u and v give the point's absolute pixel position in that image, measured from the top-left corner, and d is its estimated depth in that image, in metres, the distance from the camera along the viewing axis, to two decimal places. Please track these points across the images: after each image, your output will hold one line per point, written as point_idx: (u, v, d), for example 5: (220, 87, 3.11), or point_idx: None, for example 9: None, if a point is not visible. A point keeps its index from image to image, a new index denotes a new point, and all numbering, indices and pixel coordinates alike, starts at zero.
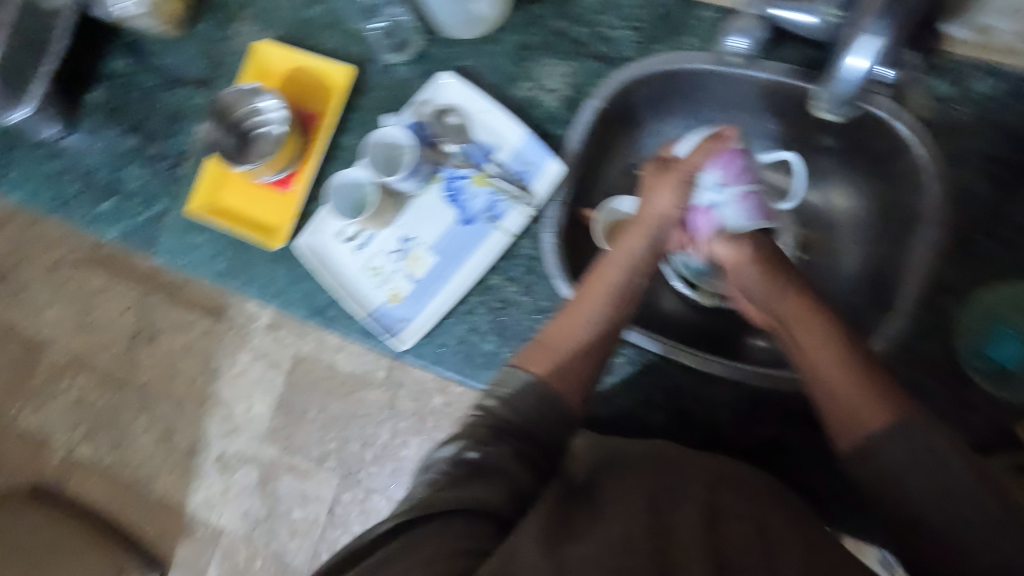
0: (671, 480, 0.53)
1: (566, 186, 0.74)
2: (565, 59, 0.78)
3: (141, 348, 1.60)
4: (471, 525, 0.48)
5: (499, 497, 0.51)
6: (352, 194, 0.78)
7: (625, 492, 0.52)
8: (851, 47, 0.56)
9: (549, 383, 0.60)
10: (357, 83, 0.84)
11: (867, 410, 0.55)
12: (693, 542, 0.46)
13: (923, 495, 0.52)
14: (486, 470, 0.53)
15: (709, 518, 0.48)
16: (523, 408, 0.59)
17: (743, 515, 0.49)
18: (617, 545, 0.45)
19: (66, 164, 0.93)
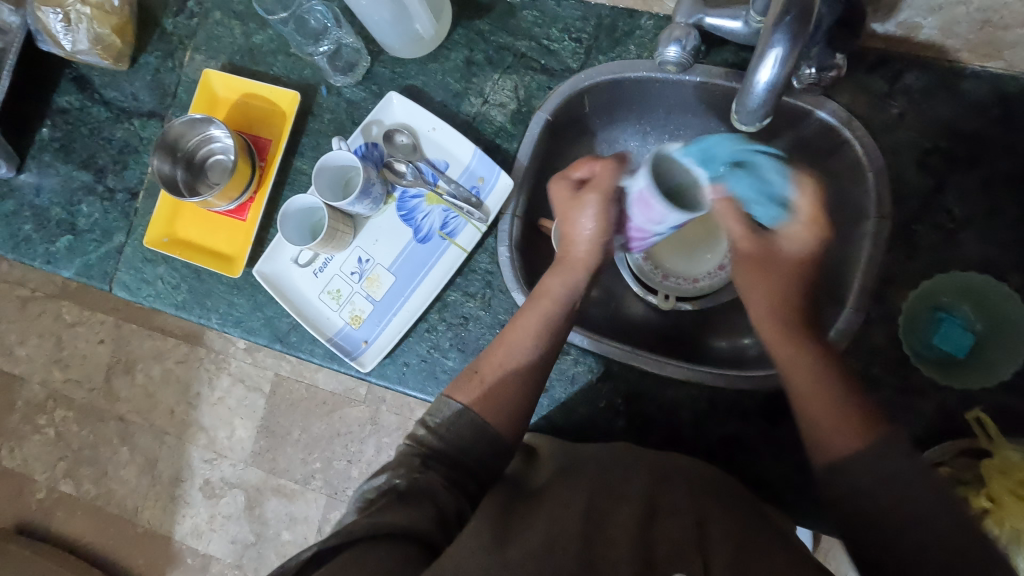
0: (619, 485, 0.54)
1: (516, 199, 0.75)
2: (510, 73, 0.79)
3: (119, 379, 1.60)
4: (396, 550, 0.47)
5: (425, 521, 0.50)
6: (305, 219, 0.78)
7: (571, 497, 0.53)
8: (760, 57, 0.50)
9: (477, 411, 0.62)
10: (306, 107, 0.84)
11: (842, 438, 0.55)
12: (621, 537, 0.47)
13: (886, 520, 0.50)
14: (414, 494, 0.53)
15: (646, 517, 0.49)
16: (455, 437, 0.61)
17: (681, 512, 0.50)
18: (546, 546, 0.46)
19: (20, 203, 0.93)
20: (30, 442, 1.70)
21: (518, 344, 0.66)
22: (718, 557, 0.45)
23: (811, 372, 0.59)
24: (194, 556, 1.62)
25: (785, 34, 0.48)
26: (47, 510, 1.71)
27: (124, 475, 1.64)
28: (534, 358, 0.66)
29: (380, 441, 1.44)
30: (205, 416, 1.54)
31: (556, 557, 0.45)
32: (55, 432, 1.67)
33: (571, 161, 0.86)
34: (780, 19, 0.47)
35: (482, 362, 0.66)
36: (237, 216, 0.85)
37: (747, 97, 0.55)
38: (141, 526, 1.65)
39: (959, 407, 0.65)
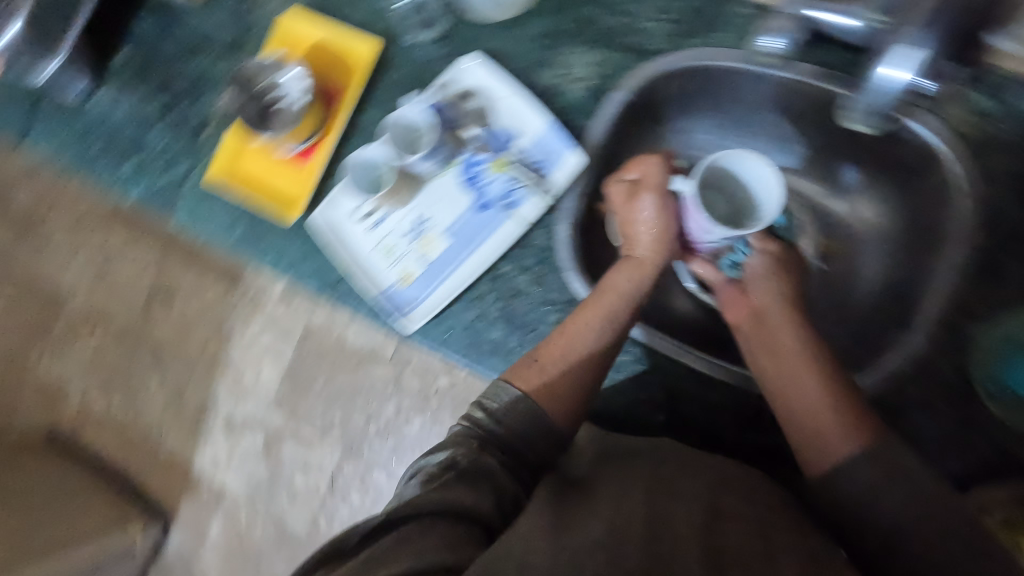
0: (677, 483, 0.53)
1: (583, 180, 0.75)
2: (594, 47, 0.77)
3: (157, 309, 1.64)
4: (459, 527, 0.50)
5: (485, 504, 0.53)
6: (367, 172, 0.79)
7: (626, 492, 0.52)
8: (886, 57, 0.58)
9: (537, 402, 0.63)
10: (382, 59, 0.83)
11: (837, 439, 0.56)
12: (688, 528, 0.47)
13: (896, 519, 0.51)
14: (474, 476, 0.55)
15: (709, 515, 0.48)
16: (515, 425, 0.62)
17: (743, 518, 0.49)
18: (605, 539, 0.46)
19: (93, 123, 0.94)
20: (69, 356, 1.76)
21: (581, 335, 0.66)
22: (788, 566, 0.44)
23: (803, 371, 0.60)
24: (210, 486, 1.68)
25: None
26: (75, 424, 1.77)
27: (152, 401, 1.70)
28: (598, 348, 0.66)
29: (400, 404, 1.42)
30: (236, 354, 1.58)
31: (624, 545, 0.45)
32: (92, 350, 1.73)
33: (642, 147, 0.82)
34: None
35: (541, 351, 0.67)
36: (300, 161, 0.85)
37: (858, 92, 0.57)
38: (164, 452, 1.71)
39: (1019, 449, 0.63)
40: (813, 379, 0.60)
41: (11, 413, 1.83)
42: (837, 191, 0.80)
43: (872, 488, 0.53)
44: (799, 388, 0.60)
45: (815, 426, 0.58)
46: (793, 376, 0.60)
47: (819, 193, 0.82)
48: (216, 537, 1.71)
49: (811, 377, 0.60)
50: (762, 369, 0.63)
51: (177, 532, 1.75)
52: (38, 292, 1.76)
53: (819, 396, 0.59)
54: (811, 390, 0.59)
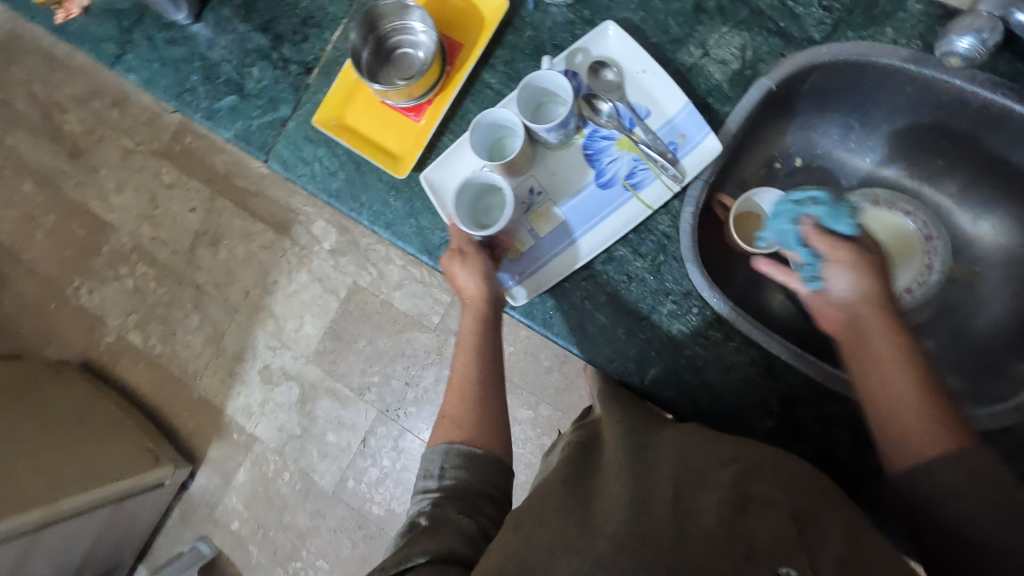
0: (701, 473, 0.53)
1: (712, 170, 0.72)
2: (741, 30, 0.72)
3: (202, 250, 1.67)
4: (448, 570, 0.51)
5: (456, 543, 0.55)
6: (489, 135, 0.74)
7: (656, 485, 0.52)
8: None
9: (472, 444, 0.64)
10: (508, 18, 0.79)
11: (932, 438, 0.52)
12: (715, 522, 0.46)
13: (977, 519, 0.48)
14: (439, 526, 0.56)
15: (738, 504, 0.48)
16: (469, 472, 0.62)
17: (773, 501, 0.48)
18: (632, 539, 0.45)
19: (193, 52, 0.91)
20: (109, 287, 1.75)
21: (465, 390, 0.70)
22: (825, 553, 0.44)
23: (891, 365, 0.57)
24: (239, 433, 1.66)
25: None
26: (107, 356, 1.76)
27: (189, 341, 1.69)
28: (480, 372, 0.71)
29: (440, 373, 1.49)
30: (278, 303, 1.61)
31: (650, 546, 0.45)
32: (134, 284, 1.72)
33: (761, 142, 0.81)
34: None
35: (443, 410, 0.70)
36: (410, 115, 0.82)
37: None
38: (195, 393, 1.70)
39: None
40: (896, 353, 0.57)
41: (41, 333, 1.79)
42: (964, 207, 0.77)
43: (925, 439, 0.53)
44: (872, 361, 0.58)
45: (881, 388, 0.57)
46: (883, 382, 0.57)
47: (947, 209, 0.79)
48: (241, 483, 1.66)
49: (893, 365, 0.57)
50: (857, 366, 0.60)
51: (204, 473, 1.69)
52: (84, 219, 1.75)
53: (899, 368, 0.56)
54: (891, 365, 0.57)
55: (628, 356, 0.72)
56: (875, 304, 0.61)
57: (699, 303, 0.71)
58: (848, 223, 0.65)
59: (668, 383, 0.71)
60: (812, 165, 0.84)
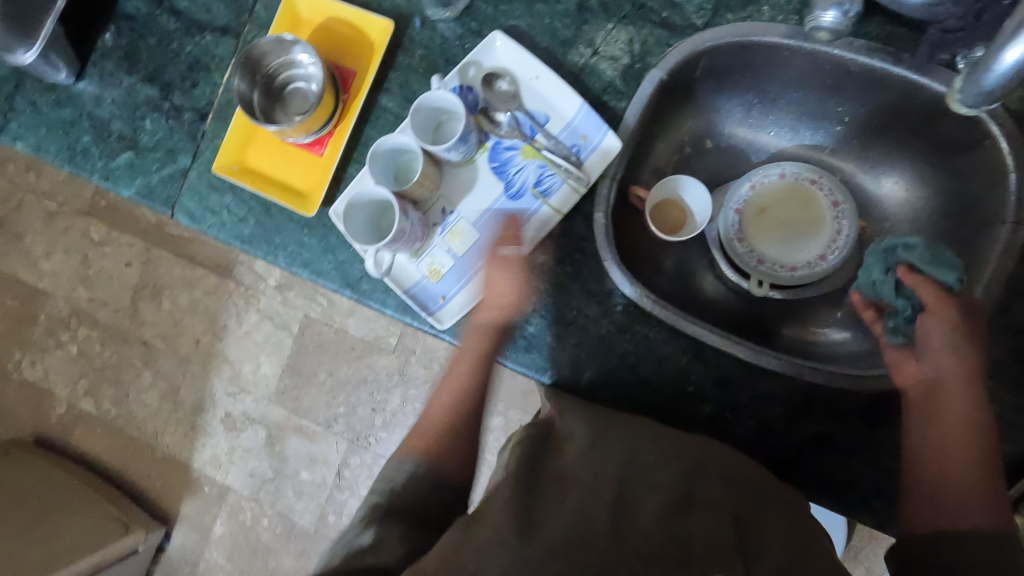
0: (648, 468, 0.57)
1: (617, 167, 0.71)
2: (626, 24, 0.73)
3: (144, 304, 1.60)
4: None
5: (396, 559, 0.54)
6: (391, 161, 0.72)
7: (623, 476, 0.55)
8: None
9: (428, 463, 0.65)
10: (396, 39, 0.77)
11: (966, 515, 0.55)
12: (652, 523, 0.50)
13: None
14: (379, 544, 0.55)
15: (677, 508, 0.52)
16: (411, 497, 0.62)
17: (717, 505, 0.54)
18: (575, 541, 0.47)
19: (79, 113, 0.87)
20: (52, 356, 1.68)
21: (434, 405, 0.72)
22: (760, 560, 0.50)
23: (953, 433, 0.59)
24: (210, 486, 1.61)
25: None
26: (60, 428, 1.69)
27: (145, 400, 1.63)
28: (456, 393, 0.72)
29: (406, 393, 1.46)
30: (231, 348, 1.57)
31: (588, 536, 0.48)
32: (78, 350, 1.66)
33: (670, 129, 0.81)
34: None
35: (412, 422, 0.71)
36: (313, 150, 0.80)
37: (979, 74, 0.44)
38: (158, 452, 1.64)
39: None
40: (957, 424, 0.59)
41: None
42: (868, 167, 0.79)
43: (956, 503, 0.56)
44: (937, 426, 0.60)
45: (930, 448, 0.60)
46: (938, 451, 0.59)
47: (852, 173, 0.81)
48: (220, 535, 1.61)
49: (952, 436, 0.59)
50: (916, 428, 0.61)
51: (180, 532, 1.64)
52: (14, 291, 1.67)
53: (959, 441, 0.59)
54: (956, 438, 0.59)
55: (562, 363, 0.71)
56: (968, 374, 0.60)
57: (622, 300, 0.71)
58: (954, 277, 0.62)
59: (604, 384, 0.71)
60: (724, 145, 0.84)
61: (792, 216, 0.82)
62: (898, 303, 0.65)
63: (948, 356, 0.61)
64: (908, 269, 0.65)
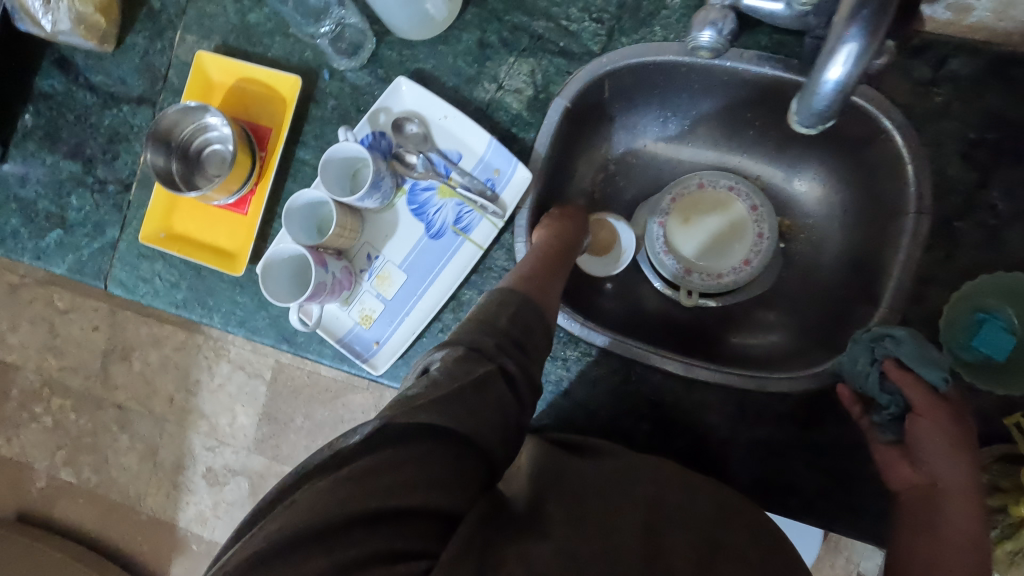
0: (680, 504, 0.52)
1: (530, 197, 0.73)
2: (525, 56, 0.74)
3: (115, 366, 1.53)
4: (443, 452, 0.43)
5: (485, 430, 0.46)
6: (310, 215, 0.73)
7: (617, 515, 0.49)
8: (837, 54, 0.43)
9: (524, 294, 0.58)
10: (306, 93, 0.78)
11: None
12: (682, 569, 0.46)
13: None
14: (484, 389, 0.47)
15: (708, 554, 0.48)
16: (520, 324, 0.55)
17: (744, 557, 0.49)
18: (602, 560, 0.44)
19: (5, 196, 0.87)
20: (28, 430, 1.66)
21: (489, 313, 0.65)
22: None
23: (952, 538, 0.51)
24: (199, 543, 1.59)
25: (862, 27, 0.41)
26: (46, 499, 1.67)
27: (125, 464, 1.61)
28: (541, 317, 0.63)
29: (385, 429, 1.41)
30: (205, 403, 1.50)
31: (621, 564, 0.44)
32: (53, 421, 1.63)
33: (589, 150, 0.82)
34: (855, 12, 0.40)
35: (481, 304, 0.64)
36: (237, 209, 0.80)
37: (810, 96, 0.47)
38: (145, 513, 1.62)
39: (998, 414, 0.61)
40: (961, 556, 0.50)
41: None
42: (787, 168, 0.81)
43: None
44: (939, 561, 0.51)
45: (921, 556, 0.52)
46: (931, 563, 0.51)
47: (772, 174, 0.82)
48: None
49: (952, 544, 0.51)
50: (911, 531, 0.54)
51: None
52: None
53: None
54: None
55: None
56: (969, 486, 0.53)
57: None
58: (941, 377, 0.56)
59: (542, 409, 0.72)
60: (647, 159, 0.86)
61: (712, 223, 0.83)
62: (883, 399, 0.60)
63: (956, 457, 0.54)
64: (896, 364, 0.59)
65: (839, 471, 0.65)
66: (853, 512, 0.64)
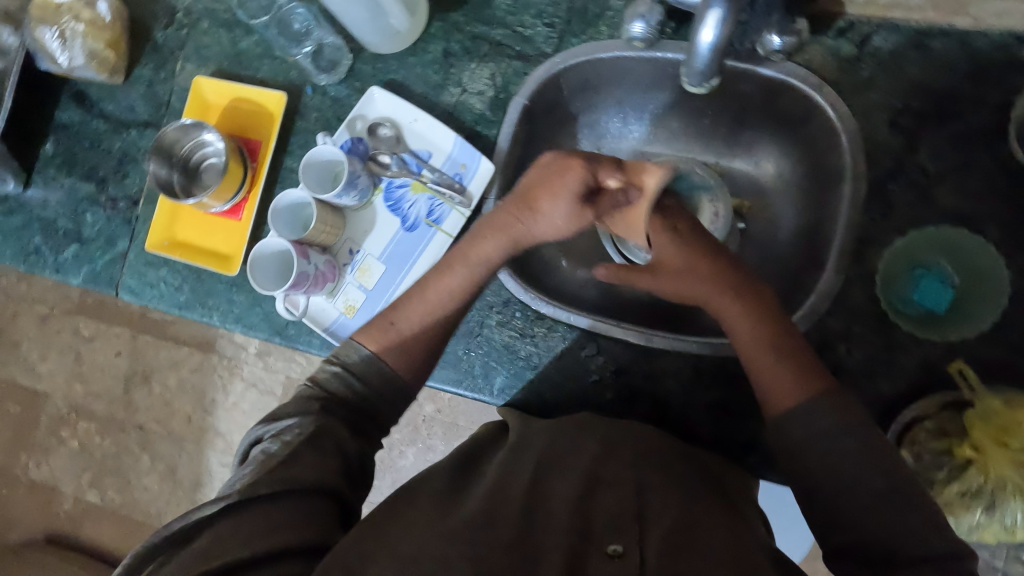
0: (568, 454, 0.54)
1: (496, 186, 0.78)
2: (485, 61, 0.81)
3: (137, 390, 1.58)
4: (292, 502, 0.48)
5: (332, 472, 0.51)
6: (294, 215, 0.80)
7: (513, 484, 0.50)
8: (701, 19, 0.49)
9: (385, 359, 0.66)
10: (291, 107, 0.86)
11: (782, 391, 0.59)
12: (561, 505, 0.47)
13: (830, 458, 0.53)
14: (320, 441, 0.54)
15: (586, 487, 0.49)
16: (366, 381, 0.65)
17: (622, 479, 0.50)
18: (481, 520, 0.45)
19: (28, 217, 0.96)
20: (56, 454, 1.67)
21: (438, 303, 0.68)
22: (658, 525, 0.45)
23: (755, 329, 0.63)
24: None
25: None
26: (70, 523, 1.69)
27: (145, 483, 1.60)
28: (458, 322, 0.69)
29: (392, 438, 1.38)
30: (221, 421, 1.52)
31: (497, 524, 0.45)
32: (79, 444, 1.64)
33: (553, 146, 0.88)
34: None
35: (399, 315, 0.68)
36: (233, 216, 0.88)
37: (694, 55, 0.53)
38: None
39: (941, 361, 0.63)
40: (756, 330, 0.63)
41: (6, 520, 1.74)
42: (744, 152, 0.84)
43: (858, 514, 0.51)
44: (780, 422, 0.57)
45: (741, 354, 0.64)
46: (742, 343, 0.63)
47: (726, 159, 0.87)
48: None
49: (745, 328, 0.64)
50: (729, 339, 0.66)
51: None
52: (13, 395, 1.67)
53: (805, 432, 0.55)
54: (798, 429, 0.56)
55: (474, 373, 0.76)
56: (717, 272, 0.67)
57: (520, 307, 0.77)
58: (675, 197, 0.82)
59: (512, 385, 0.76)
60: (610, 151, 0.91)
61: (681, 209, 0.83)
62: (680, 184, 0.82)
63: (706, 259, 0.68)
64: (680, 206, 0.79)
65: None
66: None
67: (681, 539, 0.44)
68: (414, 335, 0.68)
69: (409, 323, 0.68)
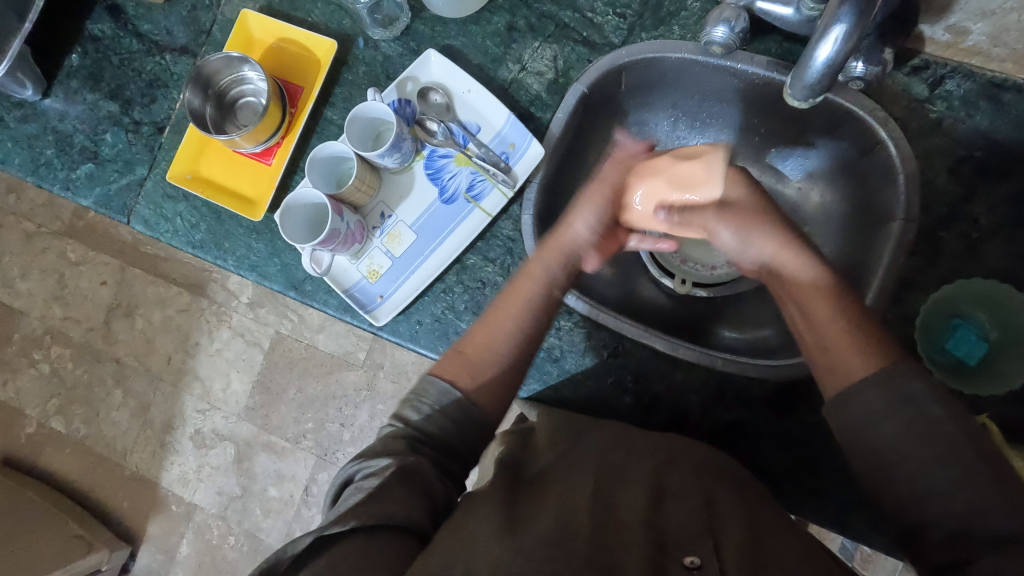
0: (624, 469, 0.53)
1: (543, 170, 0.76)
2: (550, 42, 0.79)
3: (119, 322, 1.47)
4: (383, 543, 0.45)
5: (419, 511, 0.48)
6: (332, 169, 0.77)
7: (569, 497, 0.49)
8: (821, 35, 0.48)
9: (472, 399, 0.59)
10: (340, 56, 0.83)
11: (855, 364, 0.53)
12: (634, 521, 0.46)
13: (901, 442, 0.48)
14: (409, 473, 0.50)
15: (653, 501, 0.49)
16: (449, 426, 0.57)
17: (686, 493, 0.50)
18: (550, 538, 0.44)
19: (44, 127, 0.91)
20: (24, 374, 1.60)
21: (510, 326, 0.64)
22: (729, 537, 0.45)
23: (827, 306, 0.57)
24: (179, 503, 1.52)
25: (853, 8, 0.46)
26: (29, 447, 1.62)
27: (114, 419, 1.54)
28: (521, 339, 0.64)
29: (375, 409, 1.32)
30: (202, 366, 1.43)
31: (568, 542, 0.44)
32: (49, 368, 1.57)
33: (601, 139, 0.86)
34: None
35: (466, 341, 0.64)
36: (262, 159, 0.85)
37: (802, 70, 0.52)
38: (128, 470, 1.55)
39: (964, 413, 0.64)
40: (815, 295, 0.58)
41: None
42: (792, 174, 0.84)
43: (944, 490, 0.45)
44: (850, 393, 0.51)
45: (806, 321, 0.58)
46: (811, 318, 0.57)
47: (773, 181, 0.85)
48: (186, 556, 1.54)
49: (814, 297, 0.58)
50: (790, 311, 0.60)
51: (145, 553, 1.58)
52: None
53: (880, 401, 0.49)
54: (873, 397, 0.50)
55: None
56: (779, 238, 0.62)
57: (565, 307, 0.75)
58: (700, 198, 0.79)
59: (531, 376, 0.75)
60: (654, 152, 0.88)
61: None
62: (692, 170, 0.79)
63: (766, 239, 0.63)
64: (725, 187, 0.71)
65: (809, 457, 0.67)
66: (819, 497, 0.66)
67: (756, 550, 0.44)
68: (478, 359, 0.62)
69: (477, 355, 0.63)
